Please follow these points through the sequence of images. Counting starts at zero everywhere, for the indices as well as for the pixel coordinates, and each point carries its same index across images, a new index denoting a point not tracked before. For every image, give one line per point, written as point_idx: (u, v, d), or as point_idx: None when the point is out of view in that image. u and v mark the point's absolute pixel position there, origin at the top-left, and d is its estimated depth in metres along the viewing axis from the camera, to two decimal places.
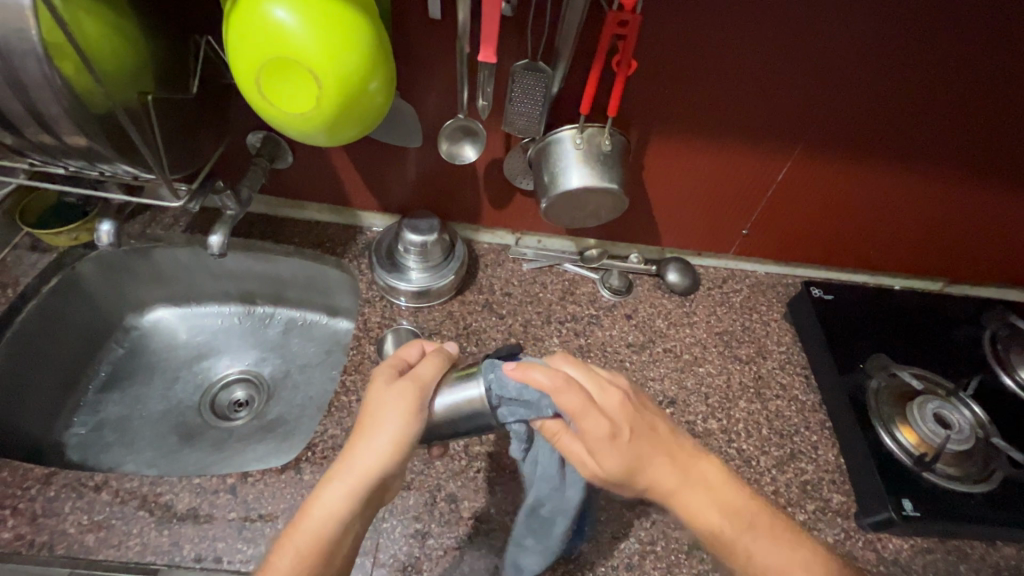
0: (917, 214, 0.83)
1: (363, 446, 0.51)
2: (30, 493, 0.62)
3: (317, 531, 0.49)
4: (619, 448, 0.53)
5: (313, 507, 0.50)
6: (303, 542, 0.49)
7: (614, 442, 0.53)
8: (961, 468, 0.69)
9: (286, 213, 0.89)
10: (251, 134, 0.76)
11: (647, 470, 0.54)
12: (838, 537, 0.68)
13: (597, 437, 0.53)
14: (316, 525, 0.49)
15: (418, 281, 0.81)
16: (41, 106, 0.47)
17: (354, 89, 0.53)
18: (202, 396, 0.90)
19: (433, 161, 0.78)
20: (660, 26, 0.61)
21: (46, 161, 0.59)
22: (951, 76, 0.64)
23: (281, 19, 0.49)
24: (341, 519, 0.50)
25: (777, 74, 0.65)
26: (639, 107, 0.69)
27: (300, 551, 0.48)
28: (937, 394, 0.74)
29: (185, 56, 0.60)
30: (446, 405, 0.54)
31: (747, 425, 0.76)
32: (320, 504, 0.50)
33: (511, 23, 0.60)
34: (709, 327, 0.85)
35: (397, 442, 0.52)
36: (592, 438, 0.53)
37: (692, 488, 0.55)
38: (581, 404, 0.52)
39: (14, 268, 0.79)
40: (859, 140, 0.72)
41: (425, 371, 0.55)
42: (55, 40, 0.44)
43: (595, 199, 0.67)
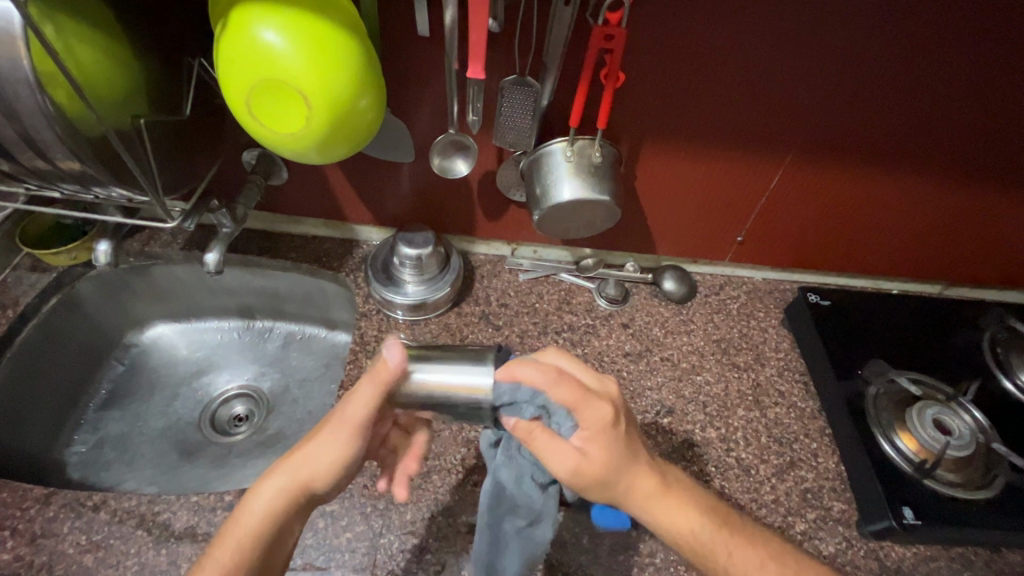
0: (913, 218, 0.83)
1: (298, 464, 0.52)
2: (29, 513, 0.63)
3: (255, 525, 0.50)
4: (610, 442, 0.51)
5: (251, 503, 0.52)
6: (245, 537, 0.50)
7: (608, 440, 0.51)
8: (962, 474, 0.68)
9: (282, 228, 0.90)
10: (246, 151, 0.77)
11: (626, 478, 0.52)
12: (839, 546, 0.67)
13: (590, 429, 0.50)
14: (255, 527, 0.50)
15: (414, 294, 0.81)
16: (35, 133, 0.48)
17: (343, 108, 0.54)
18: (201, 412, 0.90)
19: (426, 176, 0.79)
20: (647, 39, 0.62)
21: (43, 185, 0.59)
22: (938, 81, 0.64)
23: (271, 42, 0.49)
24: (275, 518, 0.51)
25: (765, 84, 0.65)
26: (629, 118, 0.70)
27: (237, 547, 0.49)
28: (937, 400, 0.73)
29: (177, 79, 0.60)
30: (438, 383, 0.51)
31: (746, 433, 0.76)
32: (257, 501, 0.52)
33: (498, 39, 0.61)
34: (706, 334, 0.85)
35: (334, 473, 0.53)
36: (591, 429, 0.50)
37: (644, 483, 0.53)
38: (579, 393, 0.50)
39: (14, 289, 0.80)
40: (851, 144, 0.72)
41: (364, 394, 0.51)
42: (46, 69, 0.46)
43: (587, 210, 0.68)
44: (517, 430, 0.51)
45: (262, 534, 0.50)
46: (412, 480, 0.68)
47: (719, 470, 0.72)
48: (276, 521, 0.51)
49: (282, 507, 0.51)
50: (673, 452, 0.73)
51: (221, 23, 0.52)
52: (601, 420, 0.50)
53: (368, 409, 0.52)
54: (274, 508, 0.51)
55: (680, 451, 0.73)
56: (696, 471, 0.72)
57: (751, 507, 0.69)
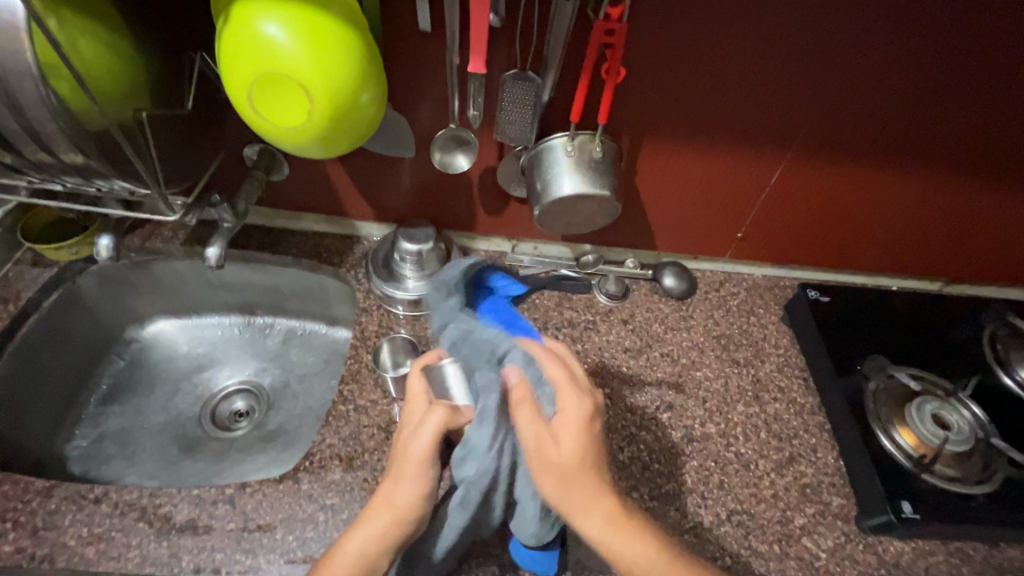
0: (914, 213, 0.83)
1: (382, 506, 0.53)
2: (31, 506, 0.63)
3: (352, 566, 0.50)
4: (583, 446, 0.53)
5: (347, 544, 0.52)
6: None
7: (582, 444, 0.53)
8: (960, 469, 0.68)
9: (282, 224, 0.90)
10: (247, 147, 0.77)
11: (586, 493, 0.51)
12: (838, 540, 0.67)
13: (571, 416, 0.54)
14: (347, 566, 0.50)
15: (415, 290, 0.81)
16: (38, 125, 0.48)
17: (345, 101, 0.54)
18: (202, 407, 0.90)
19: (427, 171, 0.79)
20: (648, 33, 0.62)
21: (45, 178, 0.59)
22: (938, 75, 0.64)
23: (272, 35, 0.50)
24: (371, 563, 0.51)
25: (766, 78, 0.66)
26: (629, 113, 0.70)
27: None
28: (935, 395, 0.73)
29: (179, 73, 0.61)
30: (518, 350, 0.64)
31: (745, 429, 0.76)
32: (353, 541, 0.52)
33: (499, 33, 0.61)
34: (706, 330, 0.85)
35: (417, 507, 0.53)
36: (568, 417, 0.53)
37: (579, 493, 0.51)
38: (568, 379, 0.55)
39: (16, 283, 0.80)
40: (851, 139, 0.72)
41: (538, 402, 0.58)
42: (50, 61, 0.46)
43: (588, 205, 0.68)
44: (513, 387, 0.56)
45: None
46: None
47: (719, 465, 0.72)
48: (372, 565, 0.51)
49: (380, 552, 0.51)
50: (673, 447, 0.73)
51: (223, 16, 0.52)
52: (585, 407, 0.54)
53: (426, 446, 0.54)
54: (365, 556, 0.51)
55: (680, 446, 0.73)
56: (696, 466, 0.72)
57: (750, 502, 0.70)
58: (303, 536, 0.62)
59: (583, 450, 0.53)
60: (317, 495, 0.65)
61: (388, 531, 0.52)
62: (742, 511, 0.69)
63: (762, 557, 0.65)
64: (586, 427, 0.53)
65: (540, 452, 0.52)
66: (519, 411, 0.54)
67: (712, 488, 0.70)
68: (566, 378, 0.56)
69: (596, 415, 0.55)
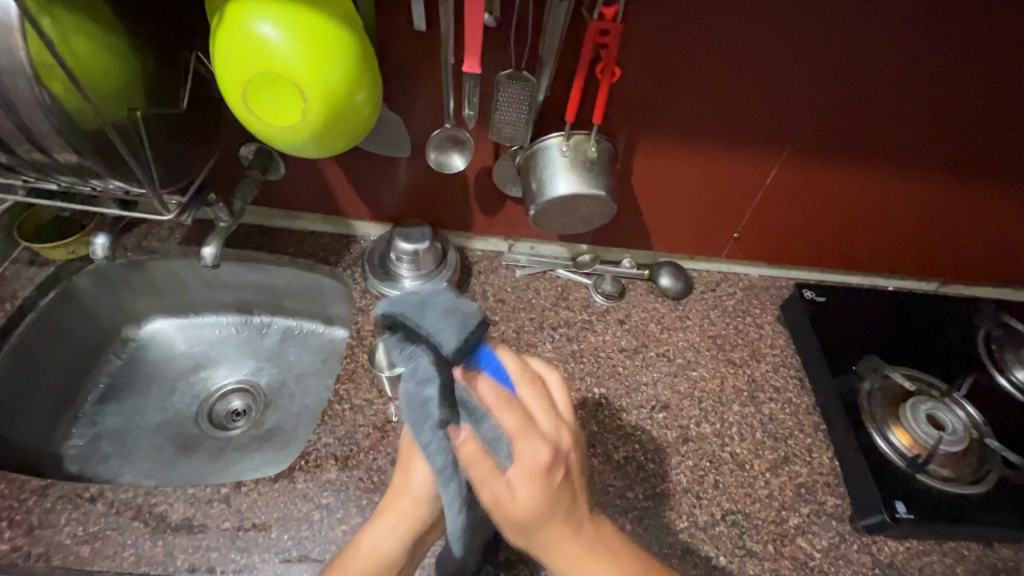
0: (910, 213, 0.83)
1: (397, 495, 0.60)
2: (26, 505, 0.63)
3: (369, 557, 0.56)
4: (541, 495, 0.44)
5: (361, 539, 0.57)
6: (354, 569, 0.55)
7: (545, 496, 0.44)
8: (954, 470, 0.68)
9: (279, 223, 0.90)
10: (243, 146, 0.77)
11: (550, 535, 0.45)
12: (832, 540, 0.68)
13: (520, 469, 0.44)
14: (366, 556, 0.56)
15: (411, 289, 0.81)
16: (32, 124, 0.48)
17: (339, 101, 0.54)
18: (199, 406, 0.90)
19: (423, 170, 0.79)
20: (643, 33, 0.62)
21: (40, 178, 0.59)
22: (932, 75, 0.64)
23: (267, 35, 0.50)
24: (386, 549, 0.56)
25: (761, 78, 0.66)
26: (625, 113, 0.70)
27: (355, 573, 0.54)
28: (930, 395, 0.73)
29: (175, 73, 0.61)
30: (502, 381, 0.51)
31: (741, 429, 0.76)
32: (368, 536, 0.57)
33: (494, 32, 0.61)
34: (702, 330, 0.86)
35: (428, 488, 0.60)
36: (522, 466, 0.44)
37: (550, 542, 0.46)
38: (520, 422, 0.45)
39: (13, 282, 0.80)
40: (847, 139, 0.72)
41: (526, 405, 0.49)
42: (43, 60, 0.46)
43: (583, 205, 0.68)
44: (461, 447, 0.46)
45: (374, 563, 0.55)
46: None
47: (713, 465, 0.72)
48: (386, 549, 0.56)
49: (395, 536, 0.57)
50: (667, 447, 0.73)
51: (217, 15, 0.52)
52: (544, 453, 0.44)
53: None
54: (380, 540, 0.57)
55: (675, 446, 0.73)
56: (691, 465, 0.72)
57: (745, 502, 0.70)
58: (298, 535, 0.62)
59: (541, 505, 0.44)
60: (312, 494, 0.65)
61: (403, 515, 0.58)
62: (737, 511, 0.69)
63: (756, 557, 0.65)
64: (545, 478, 0.44)
65: (499, 510, 0.45)
66: (470, 473, 0.45)
67: (707, 487, 0.70)
68: (518, 420, 0.45)
69: (557, 460, 0.45)
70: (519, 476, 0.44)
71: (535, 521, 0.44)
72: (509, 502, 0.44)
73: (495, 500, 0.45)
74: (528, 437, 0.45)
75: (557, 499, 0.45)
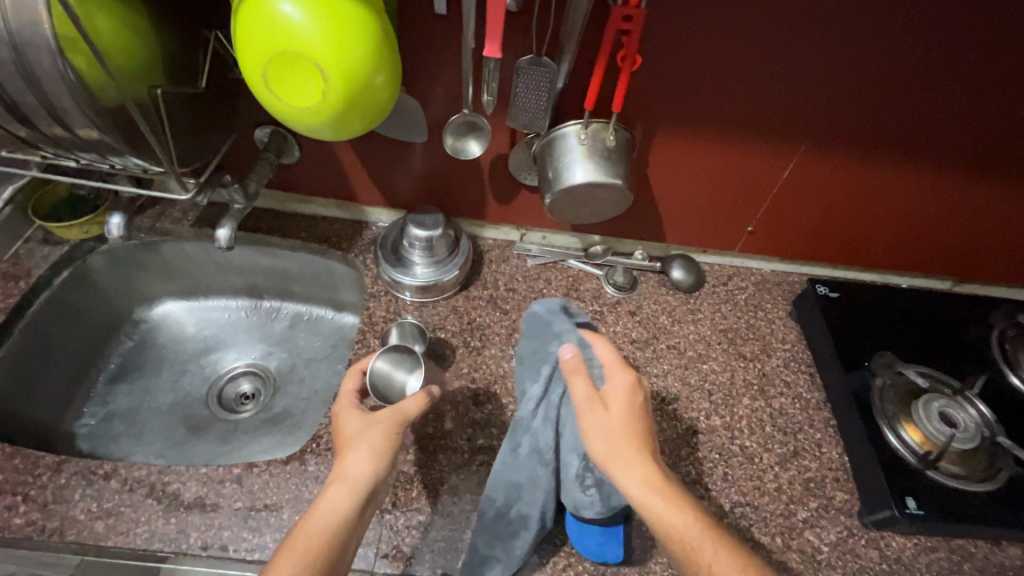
0: (926, 210, 0.82)
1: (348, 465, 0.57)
2: (40, 480, 0.63)
3: (326, 525, 0.52)
4: (629, 412, 0.59)
5: (319, 509, 0.53)
6: (313, 542, 0.51)
7: (633, 417, 0.59)
8: (965, 467, 0.68)
9: (292, 208, 0.90)
10: (258, 129, 0.76)
11: (628, 454, 0.56)
12: (839, 534, 0.68)
13: (614, 390, 0.61)
14: (323, 529, 0.52)
15: (423, 276, 0.81)
16: (55, 99, 0.48)
17: (360, 83, 0.54)
18: (209, 389, 0.91)
19: (438, 157, 0.79)
20: (665, 20, 0.61)
21: (59, 154, 0.60)
22: (957, 70, 0.63)
23: (289, 14, 0.50)
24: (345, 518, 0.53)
25: (781, 71, 0.65)
26: (644, 102, 0.69)
27: (314, 546, 0.51)
28: (943, 393, 0.73)
29: (194, 53, 0.61)
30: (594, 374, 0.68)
31: (750, 422, 0.76)
32: (324, 508, 0.54)
33: (515, 17, 0.60)
34: (713, 323, 0.85)
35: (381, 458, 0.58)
36: (616, 389, 0.61)
37: (622, 451, 0.56)
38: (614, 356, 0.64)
39: (27, 261, 0.81)
40: (865, 135, 0.72)
41: (615, 385, 0.61)
42: (69, 35, 0.46)
43: (599, 194, 0.67)
44: (567, 361, 0.63)
45: (332, 534, 0.52)
46: (419, 458, 0.68)
47: (723, 458, 0.73)
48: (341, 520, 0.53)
49: (352, 508, 0.54)
50: (677, 439, 0.73)
51: None
52: (627, 383, 0.61)
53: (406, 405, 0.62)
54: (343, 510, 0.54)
55: (685, 438, 0.73)
56: (700, 457, 0.72)
57: (754, 495, 0.70)
58: None
59: (630, 415, 0.59)
60: (323, 476, 0.65)
61: (359, 484, 0.55)
62: (745, 503, 0.69)
63: (764, 549, 0.66)
64: (632, 400, 0.60)
65: (592, 414, 0.59)
66: (574, 380, 0.61)
67: (716, 479, 0.71)
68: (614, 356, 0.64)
69: (640, 390, 0.62)
70: (616, 394, 0.60)
71: (621, 432, 0.57)
72: (600, 409, 0.59)
73: (591, 405, 0.59)
74: (620, 370, 0.62)
75: (643, 420, 0.60)
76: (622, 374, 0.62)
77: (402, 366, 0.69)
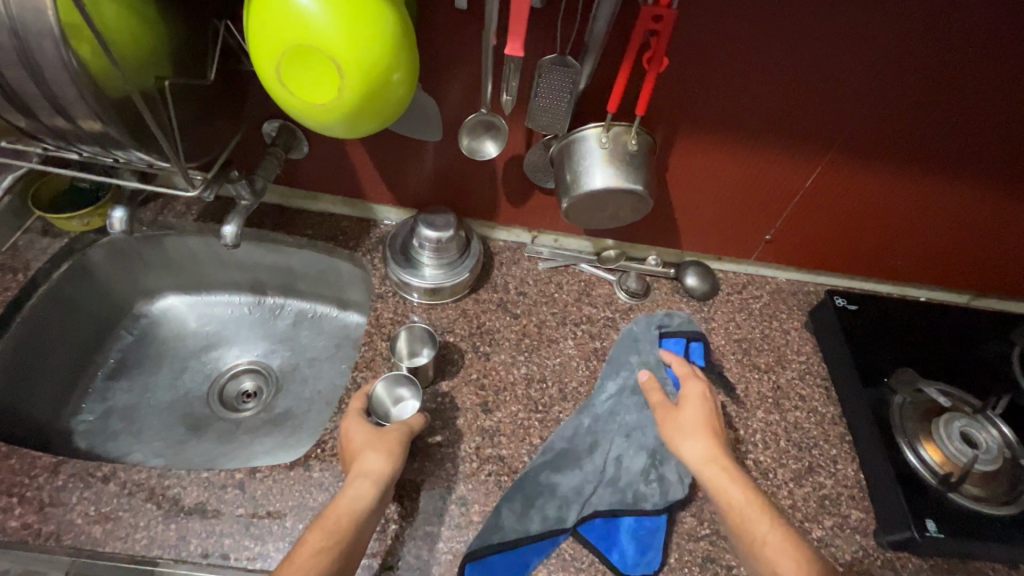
0: (953, 224, 0.80)
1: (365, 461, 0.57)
2: (37, 481, 0.62)
3: (347, 514, 0.52)
4: (704, 413, 0.62)
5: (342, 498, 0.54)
6: (337, 527, 0.51)
7: (707, 420, 0.62)
8: (986, 489, 0.66)
9: (298, 204, 0.88)
10: (267, 122, 0.74)
11: (699, 448, 0.59)
12: (855, 554, 0.66)
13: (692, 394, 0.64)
14: (343, 518, 0.52)
15: (432, 278, 0.79)
16: (58, 89, 0.46)
17: (377, 80, 0.51)
18: (210, 386, 0.89)
19: (451, 156, 0.77)
20: (696, 22, 0.59)
21: (60, 146, 0.57)
22: (995, 81, 0.61)
23: (305, 6, 0.47)
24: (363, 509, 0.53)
25: (813, 78, 0.63)
26: (667, 105, 0.67)
27: (334, 533, 0.51)
28: (964, 412, 0.71)
29: (204, 44, 0.58)
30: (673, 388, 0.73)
31: (765, 436, 0.74)
32: (347, 497, 0.54)
33: (539, 14, 0.58)
34: (728, 333, 0.83)
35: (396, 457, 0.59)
36: (692, 394, 0.64)
37: (697, 445, 0.59)
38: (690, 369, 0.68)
39: (26, 252, 0.78)
40: (894, 146, 0.70)
41: (694, 388, 0.64)
42: (73, 22, 0.44)
43: (619, 200, 0.65)
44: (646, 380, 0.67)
45: (354, 523, 0.52)
46: (426, 467, 0.67)
47: None
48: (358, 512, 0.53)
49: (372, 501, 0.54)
50: None
51: None
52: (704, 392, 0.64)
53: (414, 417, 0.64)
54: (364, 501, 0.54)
55: None
56: None
57: None
58: None
59: (705, 415, 0.62)
60: (328, 484, 0.64)
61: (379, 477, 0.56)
62: None
63: None
64: (708, 405, 0.63)
65: (668, 418, 0.62)
66: (651, 390, 0.66)
67: None
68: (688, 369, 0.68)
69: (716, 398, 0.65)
70: (690, 398, 0.64)
71: (695, 429, 0.60)
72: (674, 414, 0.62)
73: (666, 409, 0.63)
74: (695, 378, 0.66)
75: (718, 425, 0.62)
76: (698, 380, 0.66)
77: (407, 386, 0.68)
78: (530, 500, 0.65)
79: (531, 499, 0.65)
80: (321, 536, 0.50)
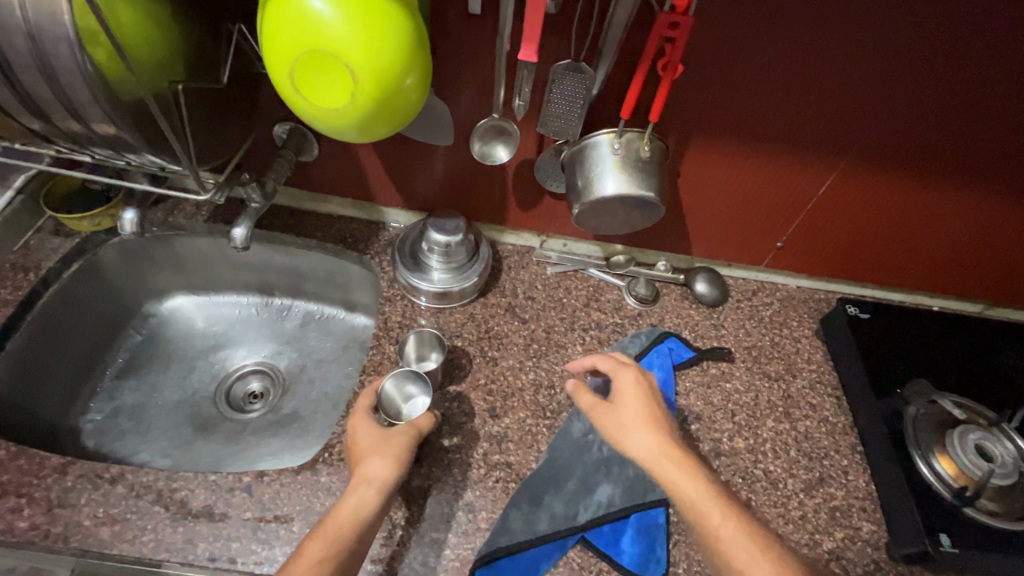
0: (966, 232, 0.79)
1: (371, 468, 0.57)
2: (46, 482, 0.62)
3: (349, 522, 0.52)
4: (642, 406, 0.61)
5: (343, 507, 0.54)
6: (339, 537, 0.51)
7: (644, 409, 0.61)
8: (1001, 503, 0.65)
9: (308, 206, 0.87)
10: (278, 125, 0.74)
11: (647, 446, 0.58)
12: (866, 567, 0.65)
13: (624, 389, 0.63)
14: (347, 528, 0.52)
15: (440, 282, 0.79)
16: (72, 93, 0.46)
17: (391, 84, 0.51)
18: (217, 387, 0.89)
19: (462, 160, 0.76)
20: (711, 28, 0.58)
21: (73, 148, 0.57)
22: (1012, 90, 0.61)
23: (320, 10, 0.47)
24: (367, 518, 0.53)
25: (829, 85, 0.62)
26: (681, 111, 0.67)
27: (334, 543, 0.51)
28: (978, 424, 0.70)
29: (217, 48, 0.58)
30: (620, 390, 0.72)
31: (775, 445, 0.74)
32: (349, 505, 0.54)
33: (554, 19, 0.58)
34: (737, 340, 0.83)
35: (401, 463, 0.58)
36: (624, 390, 0.62)
37: (647, 445, 0.58)
38: (616, 361, 0.66)
39: (37, 252, 0.79)
40: (909, 154, 0.69)
41: (626, 383, 0.63)
42: (88, 27, 0.43)
43: (631, 206, 0.65)
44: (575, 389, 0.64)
45: (356, 531, 0.52)
46: (434, 472, 0.66)
47: (746, 482, 0.70)
48: (361, 521, 0.53)
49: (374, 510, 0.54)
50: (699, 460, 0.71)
51: None
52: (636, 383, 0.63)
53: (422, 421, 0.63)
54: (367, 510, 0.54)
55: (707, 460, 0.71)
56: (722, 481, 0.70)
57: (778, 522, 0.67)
58: None
59: (644, 408, 0.61)
60: (335, 488, 0.63)
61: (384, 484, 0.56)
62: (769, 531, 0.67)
63: None
64: (644, 398, 0.62)
65: (608, 425, 0.60)
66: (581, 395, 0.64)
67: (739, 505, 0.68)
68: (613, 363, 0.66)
69: (648, 383, 0.64)
70: (624, 394, 0.62)
71: (637, 426, 0.59)
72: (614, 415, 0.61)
73: (603, 415, 0.61)
74: (625, 368, 0.65)
75: (657, 411, 0.61)
76: (624, 369, 0.65)
77: (415, 384, 0.69)
78: (535, 506, 0.64)
79: (536, 505, 0.64)
80: (321, 546, 0.50)
